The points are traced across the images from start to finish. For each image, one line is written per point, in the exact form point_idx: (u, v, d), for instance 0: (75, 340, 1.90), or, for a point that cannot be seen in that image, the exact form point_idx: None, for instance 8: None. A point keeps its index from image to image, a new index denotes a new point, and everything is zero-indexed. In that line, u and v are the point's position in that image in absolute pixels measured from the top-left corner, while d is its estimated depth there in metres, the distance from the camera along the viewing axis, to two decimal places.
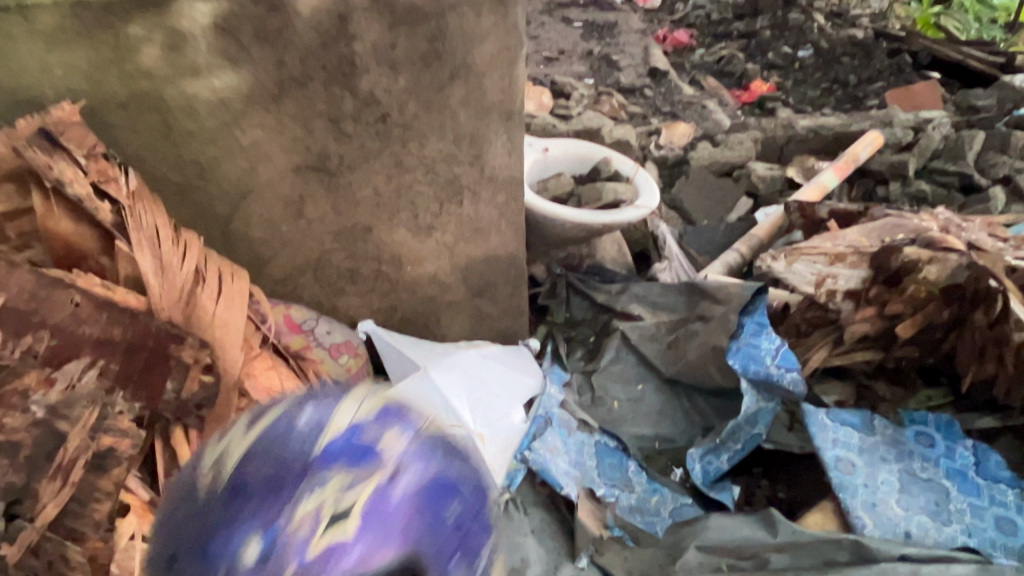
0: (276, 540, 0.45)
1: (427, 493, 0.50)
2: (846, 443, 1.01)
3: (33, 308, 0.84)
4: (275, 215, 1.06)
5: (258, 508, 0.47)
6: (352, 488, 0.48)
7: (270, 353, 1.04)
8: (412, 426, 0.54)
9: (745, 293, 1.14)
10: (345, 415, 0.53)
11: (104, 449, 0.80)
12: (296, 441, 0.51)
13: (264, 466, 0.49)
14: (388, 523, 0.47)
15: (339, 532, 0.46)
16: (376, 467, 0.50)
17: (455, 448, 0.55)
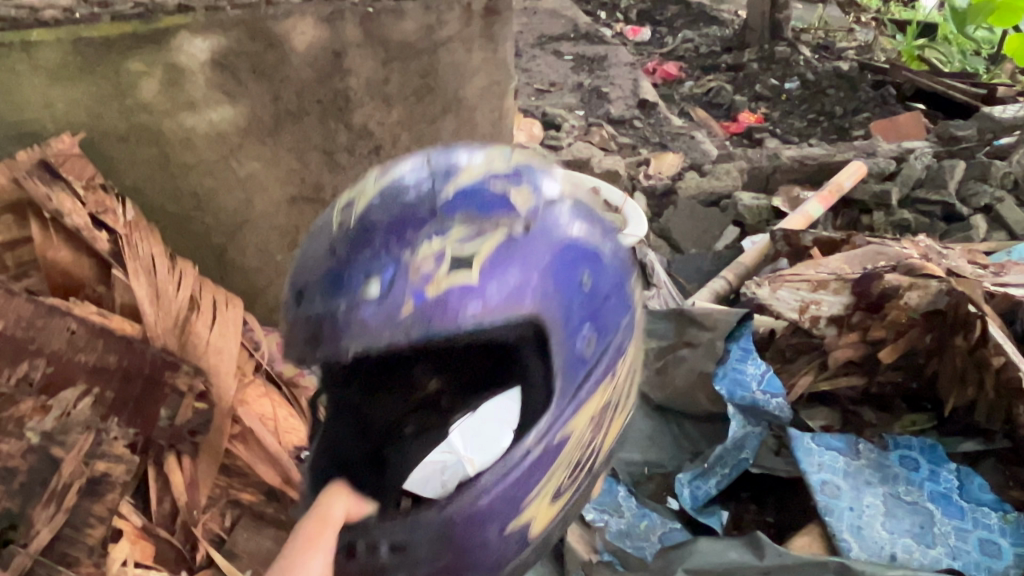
0: (399, 272, 0.46)
1: (560, 253, 0.51)
2: (831, 468, 1.02)
3: (30, 337, 0.85)
4: (269, 244, 1.16)
5: (399, 251, 0.47)
6: (476, 238, 0.48)
7: (263, 380, 1.05)
8: (535, 176, 0.54)
9: (730, 319, 1.14)
10: (475, 166, 0.52)
11: (97, 474, 0.82)
12: (410, 193, 0.50)
13: (399, 211, 0.49)
14: (520, 266, 0.48)
15: (464, 274, 0.46)
16: (495, 215, 0.49)
17: (586, 207, 0.56)
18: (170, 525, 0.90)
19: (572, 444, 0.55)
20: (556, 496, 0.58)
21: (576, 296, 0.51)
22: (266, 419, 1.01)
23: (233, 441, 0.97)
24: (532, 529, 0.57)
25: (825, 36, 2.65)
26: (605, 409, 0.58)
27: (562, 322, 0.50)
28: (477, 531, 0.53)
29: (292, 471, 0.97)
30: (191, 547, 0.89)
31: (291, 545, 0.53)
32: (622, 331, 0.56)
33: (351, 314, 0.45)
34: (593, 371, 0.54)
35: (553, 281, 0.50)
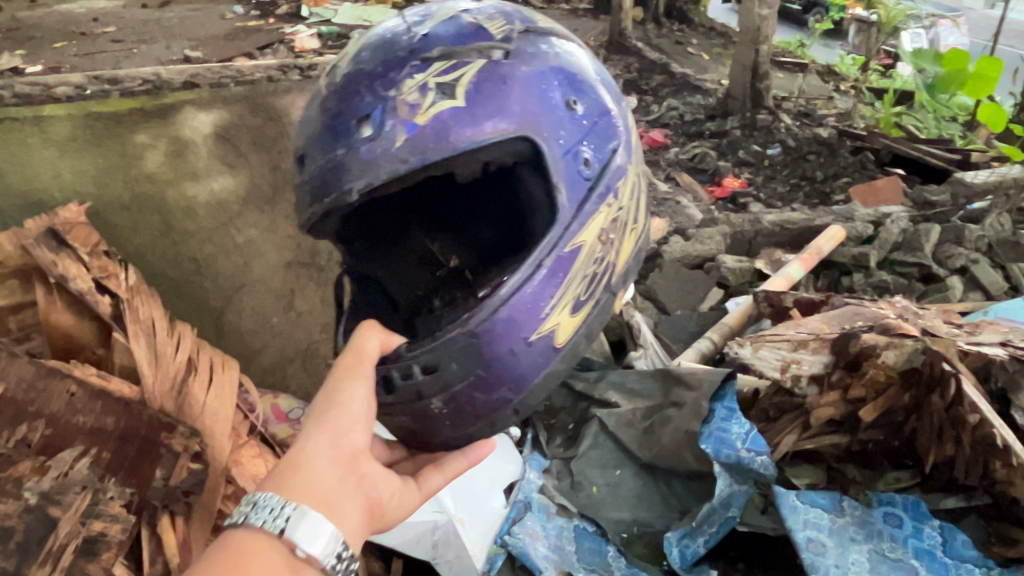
0: (389, 112, 0.67)
1: (539, 77, 0.74)
2: (817, 524, 1.04)
3: (30, 399, 0.90)
4: (266, 307, 1.19)
5: (386, 93, 0.68)
6: (457, 67, 0.70)
7: (257, 441, 1.07)
8: (507, 22, 0.77)
9: (714, 378, 1.17)
10: (449, 15, 0.76)
11: (94, 533, 0.83)
12: (394, 46, 0.72)
13: (375, 67, 0.71)
14: (507, 98, 0.70)
15: (451, 100, 0.68)
16: (475, 46, 0.72)
17: (542, 34, 0.79)
18: None
19: (586, 256, 0.76)
20: (575, 314, 0.77)
21: (560, 114, 0.74)
22: (260, 479, 1.02)
23: (225, 501, 0.99)
24: (559, 338, 0.76)
25: (806, 104, 2.74)
26: (608, 232, 0.78)
27: (549, 129, 0.72)
28: (494, 340, 0.72)
29: None
30: None
31: (337, 372, 0.68)
32: (613, 149, 0.79)
33: (349, 155, 0.67)
34: (590, 161, 0.75)
35: (534, 93, 0.72)
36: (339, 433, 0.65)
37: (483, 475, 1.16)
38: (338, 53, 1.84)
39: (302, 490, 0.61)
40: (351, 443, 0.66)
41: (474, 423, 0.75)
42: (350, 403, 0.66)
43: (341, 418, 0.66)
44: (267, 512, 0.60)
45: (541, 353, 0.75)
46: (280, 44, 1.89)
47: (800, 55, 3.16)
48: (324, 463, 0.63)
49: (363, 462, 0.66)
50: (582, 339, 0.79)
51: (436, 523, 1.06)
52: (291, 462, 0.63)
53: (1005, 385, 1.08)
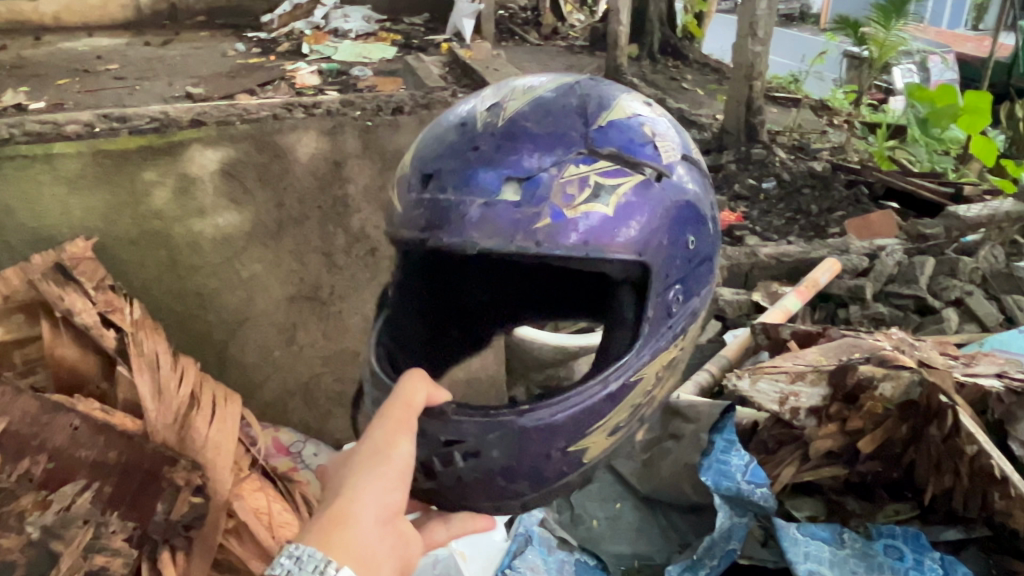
0: (538, 189, 0.64)
1: (678, 212, 0.71)
2: (817, 557, 1.03)
3: (34, 432, 0.90)
4: (269, 341, 1.24)
5: (548, 166, 0.65)
6: (618, 174, 0.68)
7: (259, 474, 1.07)
8: (675, 144, 0.75)
9: (715, 412, 1.16)
10: (628, 114, 0.72)
11: (95, 568, 0.84)
12: (572, 120, 0.69)
13: (547, 130, 0.67)
14: (643, 226, 0.68)
15: (597, 207, 0.66)
16: (644, 160, 0.70)
17: (699, 168, 0.78)
18: None
19: (641, 387, 0.74)
20: (602, 441, 0.74)
21: (675, 254, 0.71)
22: (260, 512, 1.01)
23: (226, 535, 0.98)
24: (590, 456, 0.74)
25: (800, 138, 2.78)
26: (663, 369, 0.76)
27: (663, 266, 0.70)
28: (541, 442, 0.70)
29: None
30: None
31: (384, 421, 0.67)
32: (699, 293, 0.77)
33: (487, 211, 0.63)
34: (678, 303, 0.73)
35: (671, 225, 0.70)
36: (382, 490, 0.64)
37: None
38: (338, 89, 1.88)
39: (344, 546, 0.61)
40: (394, 500, 0.65)
41: (485, 501, 0.74)
42: (396, 458, 0.65)
43: (386, 472, 0.65)
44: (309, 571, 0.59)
45: (566, 468, 0.73)
46: (281, 81, 1.92)
47: (794, 90, 3.21)
48: (368, 518, 0.63)
49: (399, 519, 0.66)
50: (596, 464, 0.77)
51: (435, 557, 1.04)
52: (336, 512, 0.62)
53: (1002, 417, 1.09)
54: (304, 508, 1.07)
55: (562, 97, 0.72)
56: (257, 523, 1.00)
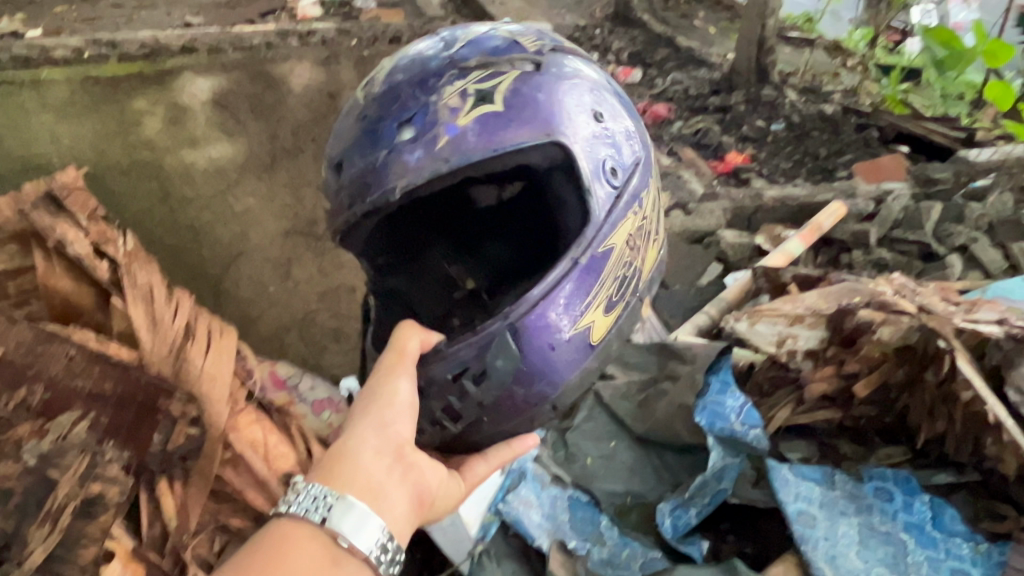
0: (427, 119, 0.74)
1: (569, 89, 0.79)
2: (809, 497, 1.05)
3: (29, 362, 0.90)
4: (264, 275, 1.20)
5: (430, 99, 0.75)
6: (494, 76, 0.77)
7: (254, 408, 1.06)
8: (537, 40, 0.84)
9: (710, 352, 1.18)
10: (480, 34, 0.82)
11: (92, 495, 0.85)
12: (438, 58, 0.79)
13: (419, 75, 0.78)
14: (540, 107, 0.76)
15: (486, 107, 0.74)
16: (509, 59, 0.79)
17: (568, 52, 0.86)
18: (161, 549, 0.92)
19: (616, 257, 0.80)
20: (600, 324, 0.80)
21: (584, 123, 0.78)
22: (256, 444, 1.01)
23: (224, 466, 0.99)
24: (593, 336, 0.81)
25: (813, 79, 2.71)
26: (635, 239, 0.82)
27: (579, 138, 0.77)
28: (535, 336, 0.77)
29: (281, 495, 0.98)
30: (181, 570, 0.92)
31: (380, 371, 0.73)
32: (632, 154, 0.83)
33: (394, 155, 0.73)
34: (616, 169, 0.80)
35: (564, 101, 0.78)
36: (385, 425, 0.68)
37: None
38: (339, 20, 1.83)
39: (344, 477, 0.63)
40: (397, 434, 0.68)
41: (512, 419, 0.81)
42: (397, 396, 0.70)
43: (388, 411, 0.69)
44: (311, 502, 0.62)
45: (575, 351, 0.79)
46: (284, 10, 1.87)
47: (809, 29, 3.12)
48: (370, 452, 0.66)
49: (408, 452, 0.68)
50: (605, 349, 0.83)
51: None
52: (339, 450, 0.66)
53: (999, 362, 1.07)
54: (301, 439, 1.05)
55: (425, 48, 0.82)
56: (254, 455, 1.01)
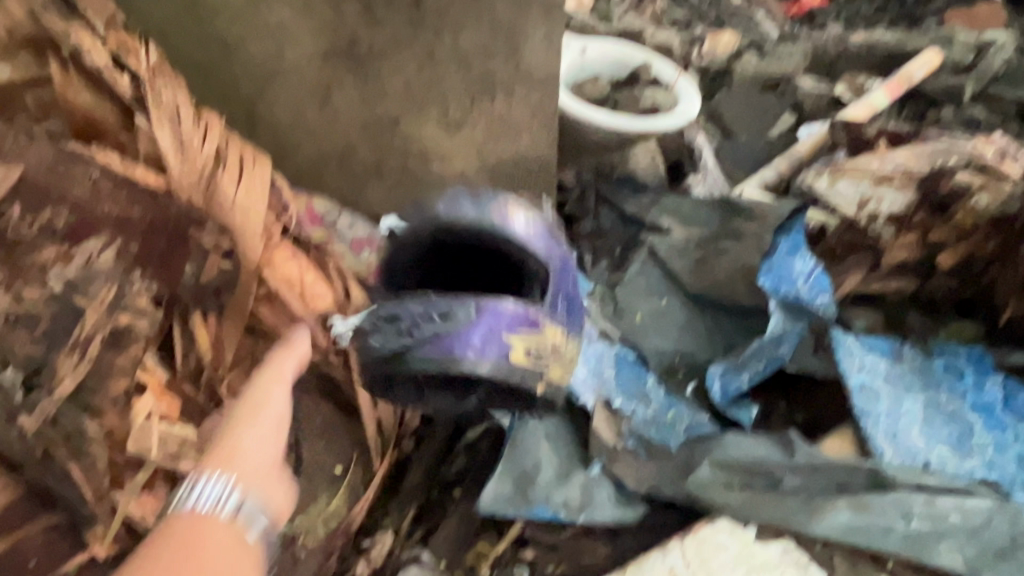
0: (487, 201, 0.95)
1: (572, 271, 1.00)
2: (872, 371, 0.99)
3: (52, 183, 0.83)
4: (301, 101, 1.06)
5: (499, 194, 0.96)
6: (544, 223, 0.97)
7: (289, 245, 1.00)
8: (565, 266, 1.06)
9: (782, 211, 1.08)
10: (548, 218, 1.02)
11: (120, 326, 0.81)
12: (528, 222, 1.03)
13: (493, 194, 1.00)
14: (553, 248, 0.95)
15: (528, 213, 0.95)
16: (559, 232, 0.99)
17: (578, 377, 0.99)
18: (196, 381, 0.90)
19: (546, 343, 0.89)
20: (554, 371, 0.91)
21: (567, 284, 0.98)
22: (292, 283, 0.97)
23: (259, 302, 0.95)
24: (512, 356, 0.88)
25: None
26: (552, 354, 0.91)
27: (559, 271, 0.97)
28: (489, 318, 0.87)
29: (318, 337, 0.96)
30: (216, 404, 0.90)
31: (258, 381, 0.81)
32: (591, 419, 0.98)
33: (455, 201, 0.94)
34: (576, 332, 0.95)
35: (566, 274, 0.98)
36: (262, 432, 0.77)
37: None
38: None
39: (238, 469, 0.73)
40: (272, 424, 0.78)
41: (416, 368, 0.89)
42: (273, 407, 0.79)
43: (263, 417, 0.78)
44: (210, 498, 0.70)
45: (534, 373, 0.90)
46: None
47: None
48: (253, 466, 0.74)
49: (278, 467, 0.76)
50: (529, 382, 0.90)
51: None
52: (226, 450, 0.74)
53: None
54: (339, 280, 1.03)
55: None
56: (290, 292, 0.97)
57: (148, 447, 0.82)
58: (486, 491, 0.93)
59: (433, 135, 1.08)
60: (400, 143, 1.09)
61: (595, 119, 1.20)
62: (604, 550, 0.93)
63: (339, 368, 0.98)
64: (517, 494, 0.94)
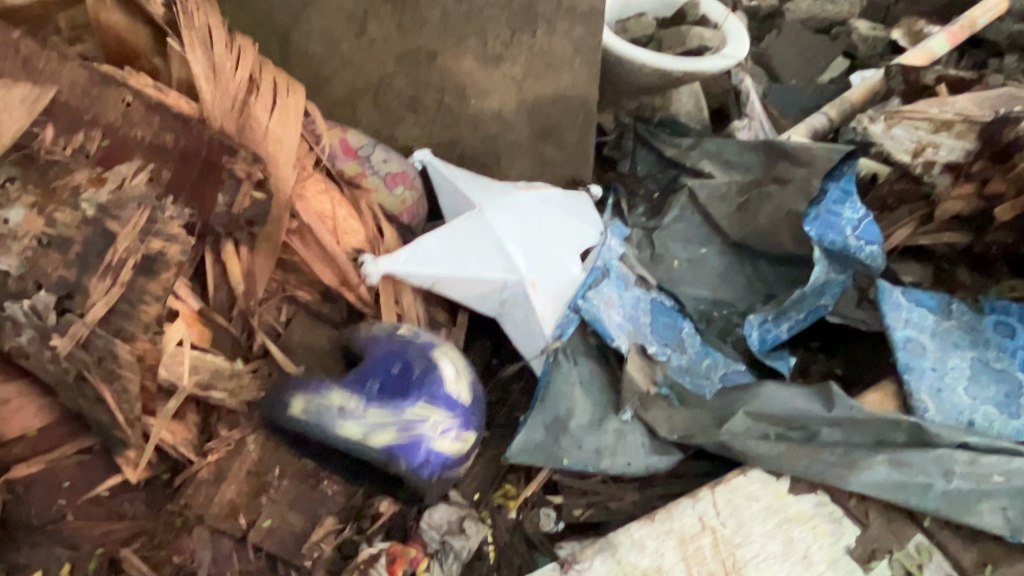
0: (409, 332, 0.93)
1: (434, 390, 0.84)
2: (919, 325, 0.95)
3: (85, 106, 0.82)
4: (336, 30, 1.01)
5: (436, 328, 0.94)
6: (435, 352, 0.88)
7: (322, 177, 0.98)
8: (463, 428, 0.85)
9: (832, 156, 1.02)
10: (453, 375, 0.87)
11: (152, 252, 0.79)
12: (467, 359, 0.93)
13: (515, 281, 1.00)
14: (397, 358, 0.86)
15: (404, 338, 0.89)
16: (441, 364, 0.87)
17: (452, 464, 0.85)
18: (228, 313, 0.89)
19: (307, 403, 0.84)
20: (351, 412, 0.83)
21: (361, 392, 0.84)
22: (325, 217, 0.95)
23: (290, 236, 0.94)
24: (295, 404, 0.84)
25: None
26: (314, 417, 0.83)
27: (395, 388, 0.84)
28: (297, 380, 0.86)
29: (350, 274, 0.95)
30: (248, 335, 0.90)
31: None
32: (432, 414, 0.83)
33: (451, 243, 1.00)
34: (411, 378, 0.85)
35: (385, 380, 0.84)
36: None
37: (560, 237, 1.01)
38: None
39: None
40: None
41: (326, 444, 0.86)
42: None
43: None
44: None
45: (326, 410, 0.83)
46: None
47: None
48: None
49: None
50: (325, 433, 0.83)
51: (505, 284, 0.95)
52: None
53: None
54: (372, 217, 1.00)
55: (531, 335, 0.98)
56: (322, 227, 0.95)
57: (180, 374, 0.82)
58: (517, 436, 0.91)
59: (472, 70, 1.04)
60: (437, 80, 1.05)
61: (641, 56, 1.12)
62: (632, 497, 0.93)
63: (370, 306, 0.96)
64: (547, 439, 0.91)
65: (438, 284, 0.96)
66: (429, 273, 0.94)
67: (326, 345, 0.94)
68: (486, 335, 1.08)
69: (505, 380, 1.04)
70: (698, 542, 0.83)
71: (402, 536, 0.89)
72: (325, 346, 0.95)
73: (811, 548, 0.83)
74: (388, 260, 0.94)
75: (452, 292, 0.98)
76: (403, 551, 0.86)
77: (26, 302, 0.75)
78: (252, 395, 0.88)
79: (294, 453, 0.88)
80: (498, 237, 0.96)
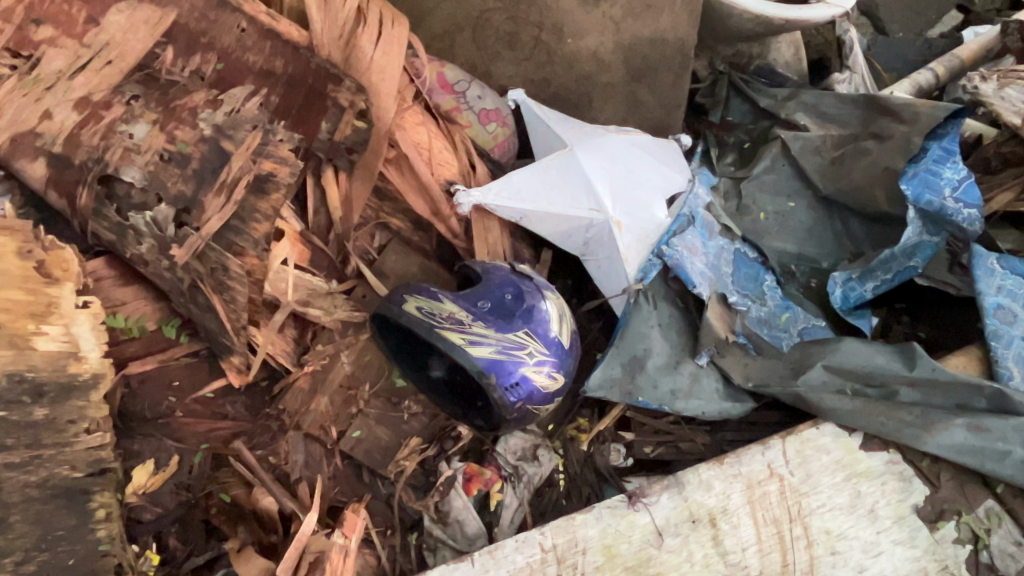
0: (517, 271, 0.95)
1: (541, 330, 0.87)
2: (1013, 293, 0.92)
3: (203, 29, 0.86)
4: None
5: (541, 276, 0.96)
6: (549, 300, 0.91)
7: (421, 110, 1.00)
8: (554, 381, 0.87)
9: (937, 113, 0.97)
10: (562, 330, 0.90)
11: (264, 173, 0.83)
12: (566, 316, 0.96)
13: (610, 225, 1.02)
14: (517, 292, 0.89)
15: (524, 278, 0.92)
16: (556, 314, 0.90)
17: (535, 398, 0.85)
18: (326, 237, 0.94)
19: (427, 307, 0.83)
20: (460, 321, 0.83)
21: (487, 315, 0.86)
22: (422, 148, 0.97)
23: (387, 165, 0.97)
24: (412, 299, 0.84)
25: None
26: (441, 323, 0.82)
27: (514, 317, 0.87)
28: (417, 287, 0.86)
29: (443, 206, 0.98)
30: (343, 259, 0.95)
31: None
32: (532, 344, 0.86)
33: None
34: (519, 309, 0.88)
35: (505, 309, 0.87)
36: None
37: (647, 181, 1.02)
38: None
39: None
40: None
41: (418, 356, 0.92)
42: None
43: None
44: None
45: (435, 313, 0.83)
46: None
47: None
48: None
49: None
50: (424, 333, 0.81)
51: (591, 222, 0.97)
52: None
53: None
54: (465, 152, 1.02)
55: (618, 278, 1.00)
56: (418, 158, 0.97)
57: (283, 290, 0.89)
58: (594, 372, 0.94)
59: (571, 9, 1.06)
60: (536, 17, 1.06)
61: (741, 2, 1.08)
62: (703, 439, 0.96)
63: (459, 238, 1.01)
64: (623, 377, 0.94)
65: (525, 219, 0.98)
66: (518, 208, 0.97)
67: (416, 274, 0.98)
68: (568, 274, 1.10)
69: (585, 319, 1.07)
70: (764, 488, 0.85)
71: (478, 459, 0.96)
72: (415, 276, 0.98)
73: (878, 504, 0.85)
74: (480, 193, 0.96)
75: (536, 228, 0.99)
76: (478, 472, 0.93)
77: (148, 215, 0.79)
78: (345, 315, 0.92)
79: (382, 370, 0.94)
80: (589, 180, 0.97)
